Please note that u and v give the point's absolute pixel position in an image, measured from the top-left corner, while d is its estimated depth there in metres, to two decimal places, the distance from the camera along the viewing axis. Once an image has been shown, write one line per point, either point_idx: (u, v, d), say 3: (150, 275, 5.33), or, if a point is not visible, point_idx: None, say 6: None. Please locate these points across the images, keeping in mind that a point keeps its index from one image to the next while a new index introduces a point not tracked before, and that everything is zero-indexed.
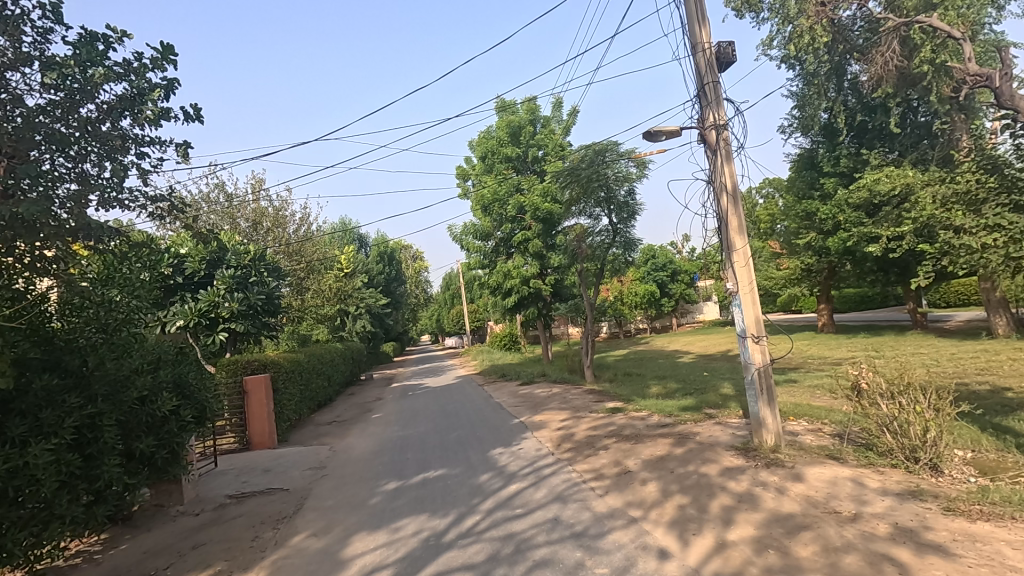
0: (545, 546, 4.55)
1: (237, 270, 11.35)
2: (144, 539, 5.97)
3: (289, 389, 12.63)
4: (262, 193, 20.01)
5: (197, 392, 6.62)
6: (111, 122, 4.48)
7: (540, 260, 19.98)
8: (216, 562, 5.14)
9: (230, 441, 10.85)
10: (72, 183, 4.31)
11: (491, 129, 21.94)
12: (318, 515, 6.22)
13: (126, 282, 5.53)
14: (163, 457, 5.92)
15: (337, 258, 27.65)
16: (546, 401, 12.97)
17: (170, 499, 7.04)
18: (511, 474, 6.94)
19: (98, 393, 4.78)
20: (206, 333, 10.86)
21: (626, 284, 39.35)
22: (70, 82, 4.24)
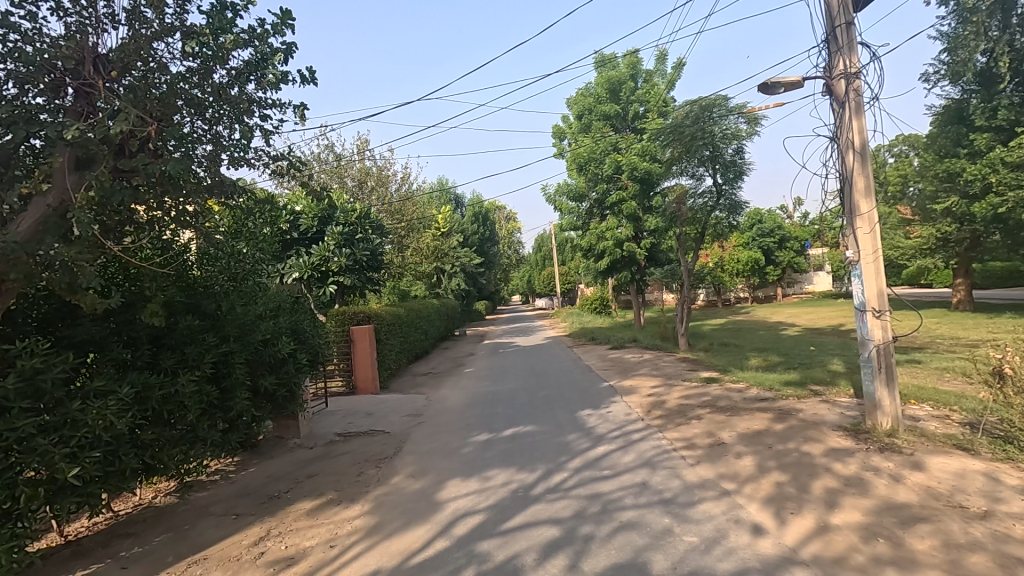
0: (632, 509, 4.57)
1: (345, 227, 12.07)
2: (268, 465, 6.75)
3: (390, 340, 13.45)
4: (367, 153, 21.04)
5: (310, 338, 7.23)
6: (239, 86, 4.81)
7: (635, 223, 19.48)
8: (327, 491, 5.70)
9: (338, 384, 11.86)
10: (207, 144, 4.71)
11: (589, 85, 21.26)
12: (415, 458, 6.66)
13: (251, 237, 6.12)
14: (283, 394, 6.55)
15: (435, 217, 28.57)
16: (636, 367, 12.79)
17: (288, 432, 7.87)
18: (599, 436, 6.97)
19: (230, 334, 5.40)
20: (318, 286, 11.85)
21: (727, 250, 37.28)
22: (207, 49, 4.59)
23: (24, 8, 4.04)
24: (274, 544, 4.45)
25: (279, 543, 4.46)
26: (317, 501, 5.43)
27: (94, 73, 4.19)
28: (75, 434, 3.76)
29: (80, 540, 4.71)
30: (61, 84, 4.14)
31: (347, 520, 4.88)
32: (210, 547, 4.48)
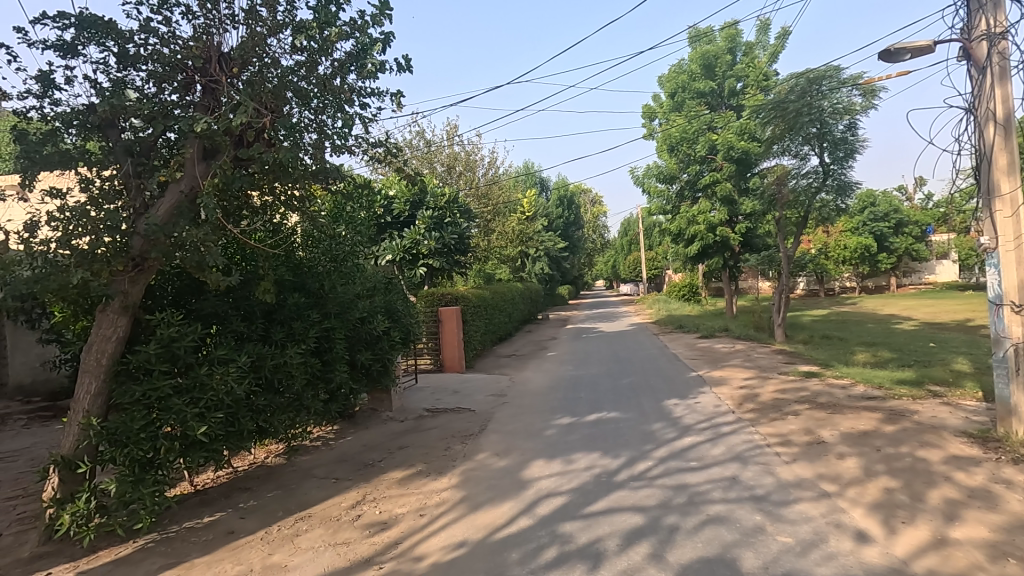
0: (721, 503, 4.41)
1: (434, 211, 12.45)
2: (364, 435, 7.20)
3: (475, 321, 13.80)
4: (455, 139, 21.50)
5: (402, 317, 7.58)
6: (342, 77, 5.08)
7: (729, 206, 18.53)
8: (417, 463, 6.00)
9: (427, 362, 12.37)
10: (313, 133, 5.02)
11: (682, 62, 20.28)
12: (499, 437, 6.83)
13: (350, 220, 6.48)
14: (378, 369, 6.92)
15: (520, 201, 28.72)
16: (727, 357, 12.23)
17: (382, 405, 8.33)
18: (686, 426, 6.76)
19: (331, 311, 5.79)
20: (409, 267, 12.40)
21: (833, 236, 34.44)
22: (313, 42, 4.87)
23: (161, 12, 4.49)
24: (369, 509, 4.76)
25: (374, 508, 4.77)
26: (408, 471, 5.73)
27: (219, 70, 4.59)
28: (203, 396, 4.24)
29: (206, 490, 5.30)
30: (191, 81, 4.60)
31: (436, 491, 5.11)
32: (314, 506, 4.88)
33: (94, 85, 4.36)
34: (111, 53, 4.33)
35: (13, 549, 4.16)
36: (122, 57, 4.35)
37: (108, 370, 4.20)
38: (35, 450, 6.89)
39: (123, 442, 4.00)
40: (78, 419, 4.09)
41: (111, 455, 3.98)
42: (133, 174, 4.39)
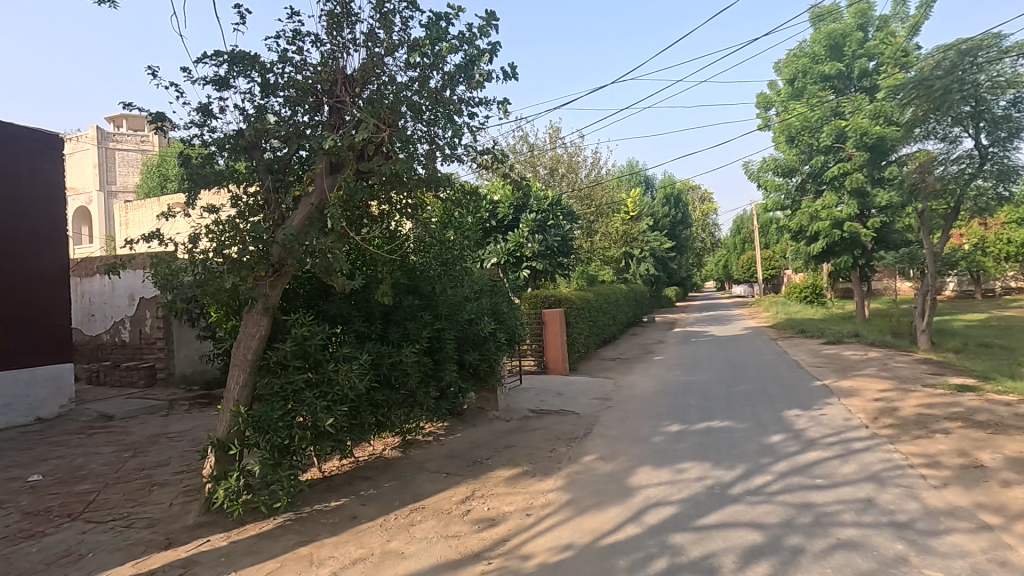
0: (854, 527, 4.00)
1: (538, 214, 12.62)
2: (471, 432, 7.45)
3: (579, 323, 13.75)
4: (558, 142, 21.62)
5: (508, 319, 7.74)
6: (451, 89, 5.30)
7: (860, 199, 16.83)
8: (523, 463, 6.09)
9: (531, 363, 12.54)
10: (425, 143, 5.26)
11: (803, 44, 18.72)
12: (605, 442, 6.74)
13: (459, 226, 6.72)
14: (485, 369, 7.13)
15: (625, 201, 28.17)
16: (859, 366, 11.07)
17: (488, 404, 8.57)
18: (810, 440, 6.22)
19: (442, 313, 6.06)
20: (513, 270, 12.63)
21: (993, 229, 29.89)
22: (426, 58, 5.13)
23: (295, 43, 4.97)
24: (478, 504, 4.92)
25: (483, 504, 4.91)
26: (513, 471, 5.84)
27: (344, 91, 4.99)
28: (330, 390, 4.64)
29: (332, 476, 5.77)
30: (320, 103, 5.05)
31: (541, 492, 5.16)
32: (427, 498, 5.13)
33: (242, 113, 4.92)
34: (255, 84, 4.87)
35: (180, 517, 4.82)
36: (264, 87, 4.88)
37: (252, 364, 4.72)
38: (196, 431, 7.96)
39: (265, 428, 4.48)
40: (229, 406, 4.65)
41: (256, 440, 4.47)
42: (272, 190, 4.91)
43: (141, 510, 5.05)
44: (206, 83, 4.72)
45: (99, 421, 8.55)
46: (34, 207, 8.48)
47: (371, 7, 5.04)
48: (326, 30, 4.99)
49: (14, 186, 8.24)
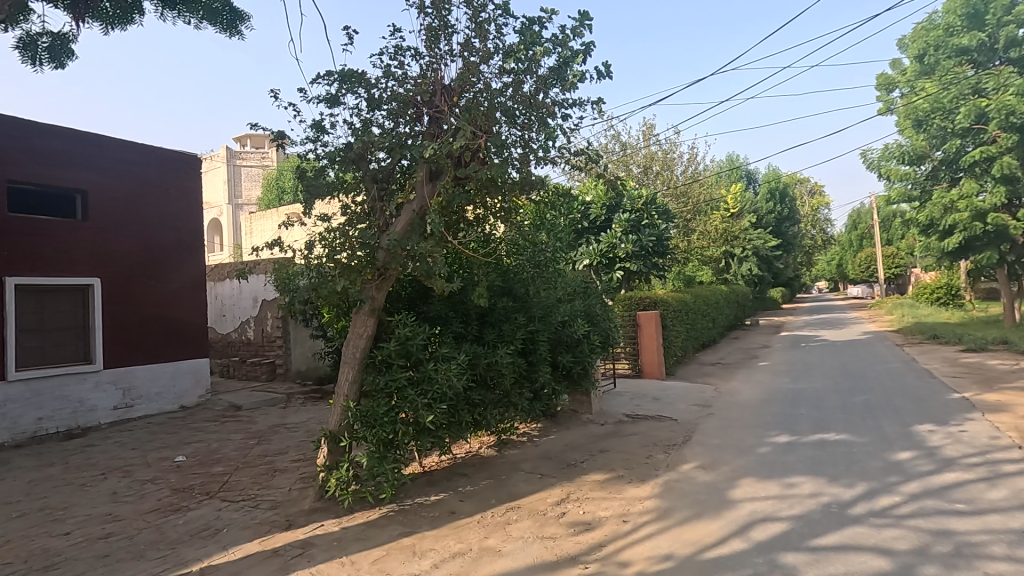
0: (1006, 561, 3.50)
1: (631, 213, 12.35)
2: (565, 435, 7.42)
3: (676, 326, 13.25)
4: (652, 139, 21.07)
5: (602, 321, 7.63)
6: (544, 92, 5.33)
7: (1008, 186, 14.82)
8: (618, 468, 5.97)
9: (625, 366, 12.27)
10: (519, 147, 5.32)
11: (934, 15, 16.83)
12: (705, 450, 6.43)
13: (551, 227, 6.73)
14: (579, 371, 7.09)
15: (724, 198, 26.81)
16: (1008, 377, 9.70)
17: (581, 407, 8.49)
18: (947, 459, 5.54)
19: (536, 315, 6.08)
20: (606, 272, 12.43)
21: None
22: (521, 63, 5.19)
23: (397, 58, 5.23)
24: (573, 508, 4.89)
25: (578, 508, 4.88)
26: (608, 475, 5.74)
27: (443, 100, 5.18)
28: (430, 388, 4.83)
29: (432, 472, 6.00)
30: (420, 113, 5.27)
31: (638, 499, 5.02)
32: (522, 498, 5.18)
33: (350, 127, 5.25)
34: (362, 99, 5.18)
35: (298, 501, 5.25)
36: (370, 102, 5.18)
37: (360, 362, 5.03)
38: (310, 423, 8.63)
39: (371, 423, 4.75)
40: (339, 401, 4.98)
41: (363, 433, 4.76)
42: (377, 199, 5.21)
43: (266, 493, 5.56)
44: (319, 101, 5.09)
45: (230, 410, 9.53)
46: (179, 219, 9.67)
47: (467, 17, 5.19)
48: (425, 43, 5.21)
49: (163, 202, 9.42)
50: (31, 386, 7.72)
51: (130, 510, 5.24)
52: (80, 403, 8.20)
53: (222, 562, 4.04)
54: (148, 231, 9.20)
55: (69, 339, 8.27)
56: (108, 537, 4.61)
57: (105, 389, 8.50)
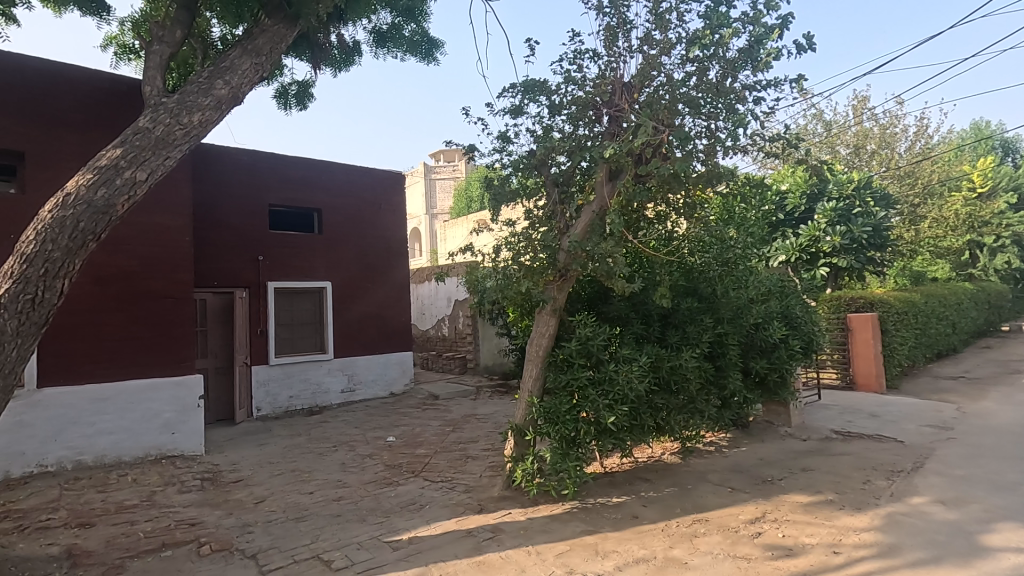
0: None
1: (839, 201, 10.82)
2: (759, 448, 6.78)
3: (901, 331, 11.22)
4: (866, 113, 18.24)
5: (803, 325, 6.81)
6: (733, 76, 4.94)
7: None
8: (826, 491, 5.27)
9: (833, 376, 10.78)
10: (705, 138, 5.01)
11: None
12: (945, 482, 5.34)
13: (742, 222, 6.18)
14: (775, 379, 6.44)
15: (967, 176, 21.99)
16: None
17: (779, 419, 7.67)
18: None
19: (724, 316, 5.66)
20: (807, 269, 11.07)
21: None
22: (706, 49, 4.88)
23: (576, 62, 5.31)
24: (771, 529, 4.45)
25: (777, 530, 4.42)
26: (813, 498, 5.10)
27: (623, 99, 5.12)
28: (612, 389, 4.81)
29: (613, 473, 5.97)
30: (600, 114, 5.27)
31: (852, 530, 4.37)
32: (711, 511, 4.87)
33: (532, 135, 5.46)
34: (543, 107, 5.36)
35: (488, 488, 5.64)
36: (551, 108, 5.34)
37: (543, 360, 5.21)
38: (497, 415, 9.22)
39: (554, 420, 4.91)
40: (525, 397, 5.22)
41: (547, 429, 4.94)
42: (558, 202, 5.36)
43: (461, 477, 6.09)
44: (504, 113, 5.39)
45: (430, 399, 10.65)
46: (388, 229, 11.09)
47: (648, 10, 5.06)
48: (604, 43, 5.20)
49: (376, 216, 10.91)
50: (285, 369, 9.54)
51: (355, 479, 6.17)
52: (318, 385, 9.89)
53: (425, 535, 4.53)
54: (365, 242, 10.72)
55: (310, 332, 10.03)
56: (339, 500, 5.49)
57: (335, 374, 10.13)
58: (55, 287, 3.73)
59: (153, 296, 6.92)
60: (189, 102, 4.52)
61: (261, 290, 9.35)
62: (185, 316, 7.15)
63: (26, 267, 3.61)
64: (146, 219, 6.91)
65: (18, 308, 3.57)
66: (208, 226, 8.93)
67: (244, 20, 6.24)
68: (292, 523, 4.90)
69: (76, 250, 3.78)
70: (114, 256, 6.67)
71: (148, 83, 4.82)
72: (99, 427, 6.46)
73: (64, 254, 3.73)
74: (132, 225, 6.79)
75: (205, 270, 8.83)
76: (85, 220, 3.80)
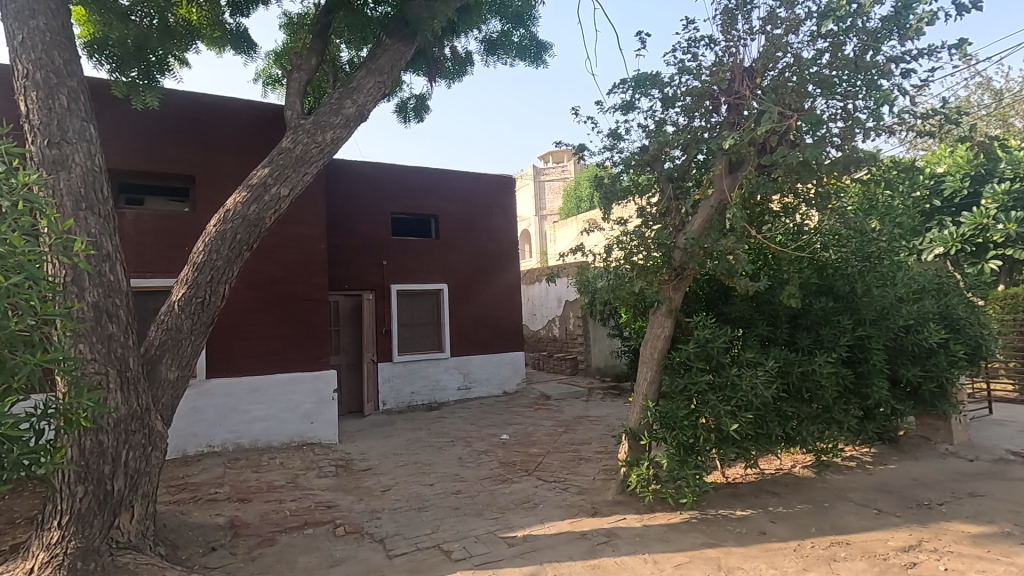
0: None
1: (1014, 182, 9.24)
2: (912, 466, 5.99)
3: None
4: None
5: (967, 327, 5.91)
6: (875, 48, 4.41)
7: None
8: (1001, 522, 4.52)
9: (1008, 387, 9.22)
10: (841, 121, 4.53)
11: None
12: None
13: (887, 211, 5.49)
14: (931, 389, 5.65)
15: None
16: None
17: (937, 434, 6.71)
18: None
19: (866, 318, 5.08)
20: (972, 262, 9.58)
21: None
22: (842, 21, 4.41)
23: (691, 50, 5.06)
24: (929, 560, 3.91)
25: (937, 562, 3.87)
26: (984, 529, 4.40)
27: (743, 85, 4.79)
28: (734, 395, 4.52)
29: (737, 484, 5.60)
30: (718, 103, 4.97)
31: None
32: (853, 534, 4.39)
33: (644, 130, 5.29)
34: (656, 101, 5.18)
35: (602, 491, 5.56)
36: (664, 101, 5.14)
37: (658, 363, 5.03)
38: (610, 418, 9.06)
39: (671, 425, 4.72)
40: (639, 400, 5.08)
41: (663, 434, 4.76)
42: (673, 198, 5.15)
43: (574, 478, 6.07)
44: (614, 110, 5.28)
45: (542, 399, 10.74)
46: (500, 232, 11.37)
47: None
48: (721, 28, 4.90)
49: (488, 220, 11.24)
50: (407, 366, 10.16)
51: (472, 474, 6.40)
52: (436, 382, 10.41)
53: (540, 534, 4.57)
54: (479, 245, 11.09)
55: (428, 332, 10.59)
56: (457, 493, 5.72)
57: (451, 372, 10.59)
58: (219, 291, 4.29)
59: (295, 299, 7.71)
60: (323, 122, 4.98)
61: (385, 293, 10.04)
62: (321, 317, 7.88)
63: (197, 274, 4.19)
64: (290, 229, 7.72)
65: (192, 309, 4.16)
66: (340, 234, 9.77)
67: (368, 42, 6.76)
68: (415, 512, 5.20)
69: (234, 259, 4.33)
70: (264, 264, 7.53)
71: (290, 108, 5.38)
72: (253, 414, 7.33)
73: (226, 262, 4.28)
74: (278, 235, 7.63)
75: (337, 274, 9.67)
76: (241, 233, 4.34)
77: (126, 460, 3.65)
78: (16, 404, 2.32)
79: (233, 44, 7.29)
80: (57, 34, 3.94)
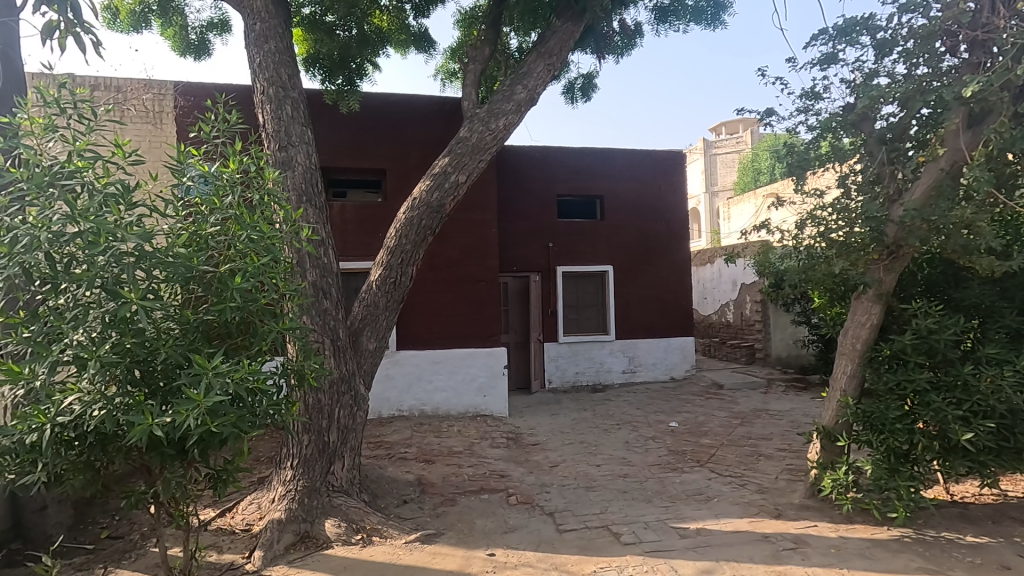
0: None
1: None
2: None
3: None
4: None
5: None
6: None
7: None
8: None
9: None
10: None
11: None
12: None
13: None
14: None
15: None
16: None
17: None
18: None
19: None
20: None
21: None
22: None
23: None
24: None
25: None
26: None
27: (992, 17, 3.87)
28: (968, 398, 3.81)
29: (966, 504, 4.67)
30: (955, 44, 4.09)
31: None
32: None
33: (849, 85, 4.57)
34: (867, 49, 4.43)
35: (787, 492, 5.06)
36: (878, 48, 4.37)
37: (861, 356, 4.36)
38: (794, 414, 8.19)
39: (878, 427, 4.08)
40: (835, 396, 4.47)
41: (867, 437, 4.14)
42: (886, 162, 4.40)
43: (753, 475, 5.62)
44: (810, 66, 4.64)
45: (714, 388, 10.10)
46: (669, 211, 10.85)
47: None
48: None
49: (657, 198, 10.79)
50: (572, 347, 10.28)
51: (640, 459, 6.28)
52: (601, 364, 10.39)
53: (715, 529, 4.31)
54: (647, 225, 10.72)
55: (594, 313, 10.59)
56: (625, 477, 5.66)
57: (617, 355, 10.47)
58: (409, 272, 4.74)
59: (471, 279, 8.24)
60: (497, 109, 5.17)
61: (552, 274, 10.24)
62: (494, 297, 8.33)
63: (391, 257, 4.66)
64: (466, 214, 8.24)
65: (387, 289, 4.65)
66: (509, 218, 10.17)
67: (538, 25, 6.85)
68: (583, 491, 5.27)
69: (421, 242, 4.75)
70: (444, 247, 8.17)
71: (467, 98, 5.69)
72: (435, 384, 8.05)
73: (413, 246, 4.71)
74: (456, 221, 8.20)
75: (507, 257, 10.10)
76: (426, 219, 4.73)
77: (338, 417, 4.26)
78: (265, 363, 2.82)
79: (416, 44, 7.87)
80: (283, 53, 4.65)
